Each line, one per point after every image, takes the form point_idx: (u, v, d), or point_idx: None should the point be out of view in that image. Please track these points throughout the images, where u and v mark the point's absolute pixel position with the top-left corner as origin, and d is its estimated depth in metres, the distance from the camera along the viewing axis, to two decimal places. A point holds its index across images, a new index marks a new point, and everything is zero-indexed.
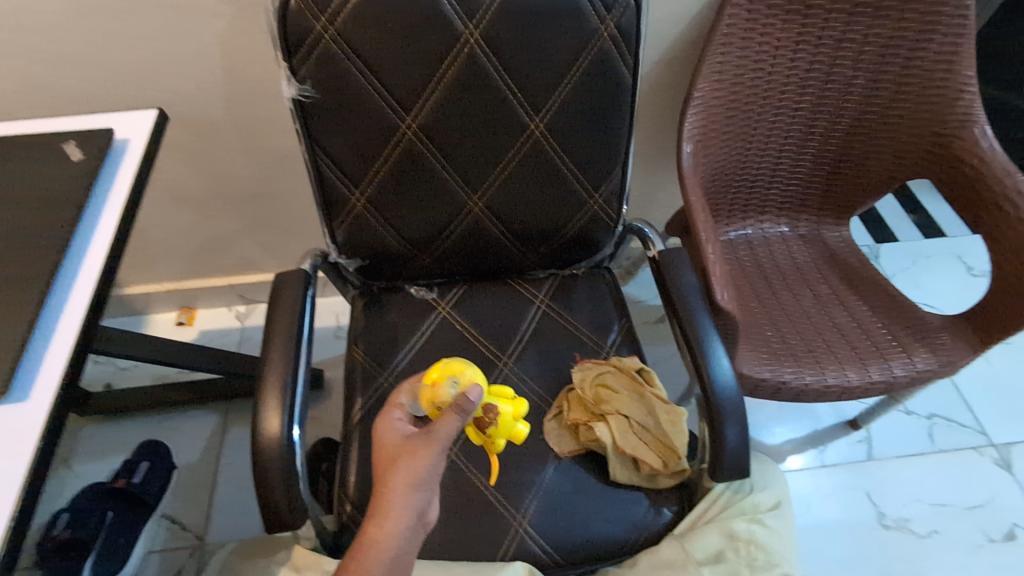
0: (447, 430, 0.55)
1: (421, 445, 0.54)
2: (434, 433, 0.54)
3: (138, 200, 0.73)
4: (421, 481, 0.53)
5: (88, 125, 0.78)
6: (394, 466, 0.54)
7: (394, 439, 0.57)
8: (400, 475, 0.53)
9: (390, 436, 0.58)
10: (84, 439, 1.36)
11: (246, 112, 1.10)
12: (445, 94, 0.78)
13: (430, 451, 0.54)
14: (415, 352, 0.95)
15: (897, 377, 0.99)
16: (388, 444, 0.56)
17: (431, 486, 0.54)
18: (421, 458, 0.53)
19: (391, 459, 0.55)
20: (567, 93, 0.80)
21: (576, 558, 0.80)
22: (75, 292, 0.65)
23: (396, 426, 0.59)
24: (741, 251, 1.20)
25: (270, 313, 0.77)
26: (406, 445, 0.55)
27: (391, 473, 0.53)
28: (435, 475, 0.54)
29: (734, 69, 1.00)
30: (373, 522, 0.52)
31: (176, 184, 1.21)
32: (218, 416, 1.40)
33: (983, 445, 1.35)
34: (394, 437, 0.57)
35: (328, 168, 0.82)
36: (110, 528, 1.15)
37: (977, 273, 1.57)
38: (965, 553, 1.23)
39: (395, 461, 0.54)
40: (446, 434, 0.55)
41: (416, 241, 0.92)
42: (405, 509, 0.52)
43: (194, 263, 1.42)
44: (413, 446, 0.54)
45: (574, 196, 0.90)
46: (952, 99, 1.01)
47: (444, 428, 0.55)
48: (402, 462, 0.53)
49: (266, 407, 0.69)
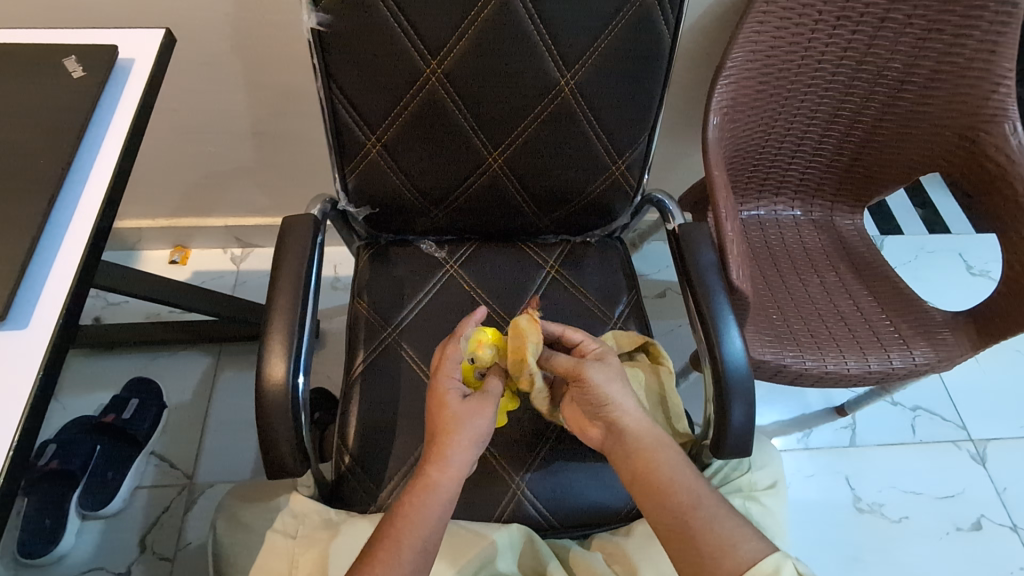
0: (495, 389, 0.71)
1: (484, 407, 0.68)
2: (492, 394, 0.69)
3: (144, 127, 0.69)
4: (479, 437, 0.67)
5: (89, 39, 0.72)
6: (458, 424, 0.66)
7: (455, 396, 0.68)
8: (465, 433, 0.66)
9: (450, 396, 0.67)
10: (71, 372, 1.33)
11: (254, 44, 1.03)
12: (473, 40, 0.73)
13: (487, 410, 0.68)
14: (420, 309, 0.93)
15: (895, 368, 1.00)
16: (450, 401, 0.67)
17: (482, 442, 0.68)
18: (483, 418, 0.67)
19: (455, 416, 0.66)
20: (600, 50, 0.76)
21: (570, 523, 0.82)
22: (77, 219, 0.62)
23: (455, 383, 0.69)
24: (753, 232, 1.19)
25: (276, 258, 0.74)
26: (466, 406, 0.67)
27: (456, 430, 0.66)
28: (487, 432, 0.68)
29: (770, 40, 0.95)
30: (436, 465, 0.65)
31: (176, 116, 1.16)
32: (210, 358, 1.38)
33: (961, 440, 1.39)
34: (455, 395, 0.68)
35: (344, 108, 0.77)
36: (97, 462, 1.19)
37: (977, 272, 1.58)
38: (933, 540, 1.28)
39: (461, 422, 0.66)
40: (495, 392, 0.70)
41: (430, 194, 0.89)
42: (462, 459, 0.66)
43: (190, 200, 1.37)
44: (476, 407, 0.67)
45: (597, 161, 0.87)
46: (987, 91, 0.97)
47: (495, 387, 0.71)
48: (468, 420, 0.67)
49: (271, 352, 0.68)
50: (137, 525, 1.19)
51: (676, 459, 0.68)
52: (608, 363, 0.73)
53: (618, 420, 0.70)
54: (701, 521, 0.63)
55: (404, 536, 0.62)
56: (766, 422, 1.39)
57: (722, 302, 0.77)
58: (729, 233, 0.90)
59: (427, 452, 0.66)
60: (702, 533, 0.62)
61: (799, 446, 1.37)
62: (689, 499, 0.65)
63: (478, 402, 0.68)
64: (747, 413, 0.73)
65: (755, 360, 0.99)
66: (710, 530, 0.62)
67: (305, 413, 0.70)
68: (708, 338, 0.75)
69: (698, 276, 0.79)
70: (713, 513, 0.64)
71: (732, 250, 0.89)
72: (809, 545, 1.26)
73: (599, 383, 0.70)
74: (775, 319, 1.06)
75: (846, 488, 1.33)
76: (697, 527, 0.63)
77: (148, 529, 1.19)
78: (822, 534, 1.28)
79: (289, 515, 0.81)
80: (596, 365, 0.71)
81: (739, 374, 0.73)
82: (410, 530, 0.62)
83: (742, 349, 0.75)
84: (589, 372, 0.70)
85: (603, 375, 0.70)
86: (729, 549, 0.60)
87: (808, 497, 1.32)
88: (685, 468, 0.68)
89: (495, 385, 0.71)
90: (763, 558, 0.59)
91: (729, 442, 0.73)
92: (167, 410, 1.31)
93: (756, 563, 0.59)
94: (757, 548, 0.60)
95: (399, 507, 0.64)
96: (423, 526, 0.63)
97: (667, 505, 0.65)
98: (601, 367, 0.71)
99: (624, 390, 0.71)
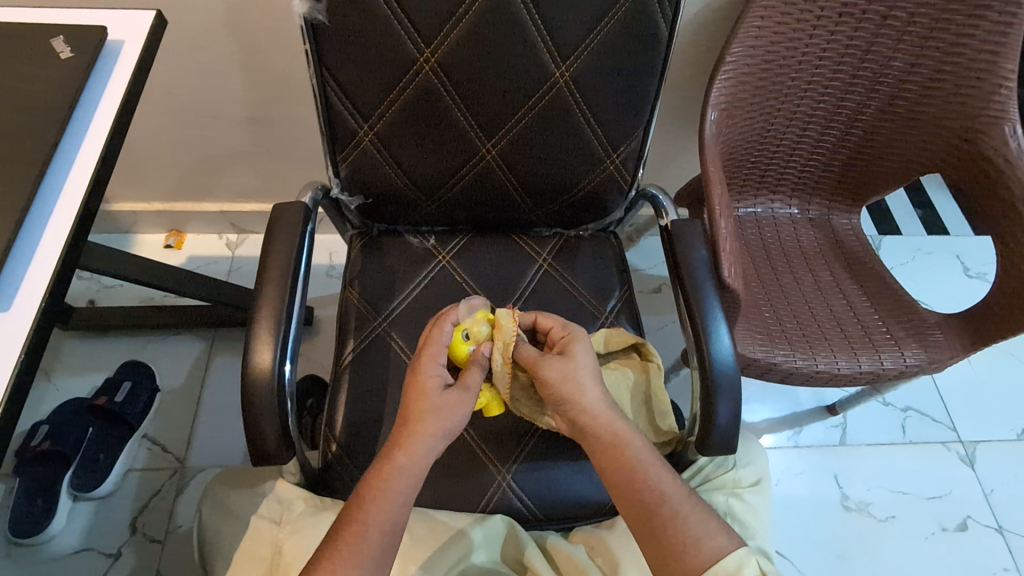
0: (474, 381, 0.69)
1: (459, 404, 0.67)
2: (468, 387, 0.68)
3: (132, 111, 0.69)
4: (448, 430, 0.67)
5: (79, 20, 0.72)
6: (433, 415, 0.66)
7: (435, 384, 0.68)
8: (436, 423, 0.66)
9: (429, 386, 0.67)
10: (65, 354, 1.34)
11: (249, 29, 1.02)
12: (468, 29, 0.73)
13: (462, 404, 0.67)
14: (411, 300, 0.93)
15: (886, 368, 1.00)
16: (430, 388, 0.67)
17: (446, 438, 0.67)
18: (457, 413, 0.67)
19: (430, 406, 0.66)
20: (596, 42, 0.75)
21: (554, 515, 0.83)
22: (62, 203, 0.62)
23: (439, 369, 0.69)
24: (749, 230, 1.18)
25: (265, 244, 0.74)
26: (444, 398, 0.67)
27: (427, 419, 0.66)
28: (455, 427, 0.67)
29: (770, 36, 0.94)
30: (399, 450, 0.65)
31: (171, 100, 1.15)
32: (204, 343, 1.39)
33: (951, 441, 1.39)
34: (436, 383, 0.68)
35: (337, 96, 0.77)
36: (90, 444, 1.19)
37: (973, 274, 1.57)
38: (918, 539, 1.29)
39: (428, 416, 0.66)
40: (474, 385, 0.69)
41: (423, 185, 0.88)
42: (423, 453, 0.65)
43: (185, 184, 1.36)
44: (452, 402, 0.67)
45: (592, 154, 0.86)
46: (987, 93, 0.96)
47: (474, 381, 0.69)
48: (443, 412, 0.66)
49: (258, 339, 0.68)
50: (128, 507, 1.20)
51: (641, 450, 0.67)
52: (569, 358, 0.70)
53: (575, 417, 0.69)
54: (659, 520, 0.62)
55: (372, 518, 0.62)
56: (757, 419, 1.39)
57: (711, 300, 0.76)
58: (723, 231, 0.89)
59: (394, 436, 0.66)
60: (664, 531, 0.62)
61: (788, 443, 1.38)
62: (655, 496, 0.64)
63: (455, 397, 0.67)
64: (733, 411, 0.73)
65: (746, 357, 0.99)
66: (671, 528, 0.62)
67: (292, 400, 0.70)
68: (697, 335, 0.75)
69: (689, 273, 0.78)
70: (677, 511, 0.63)
71: (725, 248, 0.89)
72: (795, 542, 1.28)
73: (553, 382, 0.69)
74: (768, 316, 1.06)
75: (835, 486, 1.34)
76: (660, 526, 0.62)
77: (139, 512, 1.20)
78: (810, 531, 1.29)
79: (275, 501, 0.82)
80: (553, 362, 0.70)
81: (727, 373, 0.73)
82: (377, 512, 0.63)
83: (730, 346, 0.74)
84: (545, 370, 0.70)
85: (558, 375, 0.69)
86: (690, 548, 0.60)
87: (796, 494, 1.32)
88: (650, 457, 0.67)
89: (474, 378, 0.69)
90: (728, 554, 0.59)
91: (714, 438, 0.73)
92: (160, 394, 1.32)
93: (720, 560, 0.59)
94: (720, 545, 0.60)
95: (366, 488, 0.64)
96: (391, 513, 0.63)
97: (631, 499, 0.65)
98: (557, 364, 0.70)
99: (591, 383, 0.69)
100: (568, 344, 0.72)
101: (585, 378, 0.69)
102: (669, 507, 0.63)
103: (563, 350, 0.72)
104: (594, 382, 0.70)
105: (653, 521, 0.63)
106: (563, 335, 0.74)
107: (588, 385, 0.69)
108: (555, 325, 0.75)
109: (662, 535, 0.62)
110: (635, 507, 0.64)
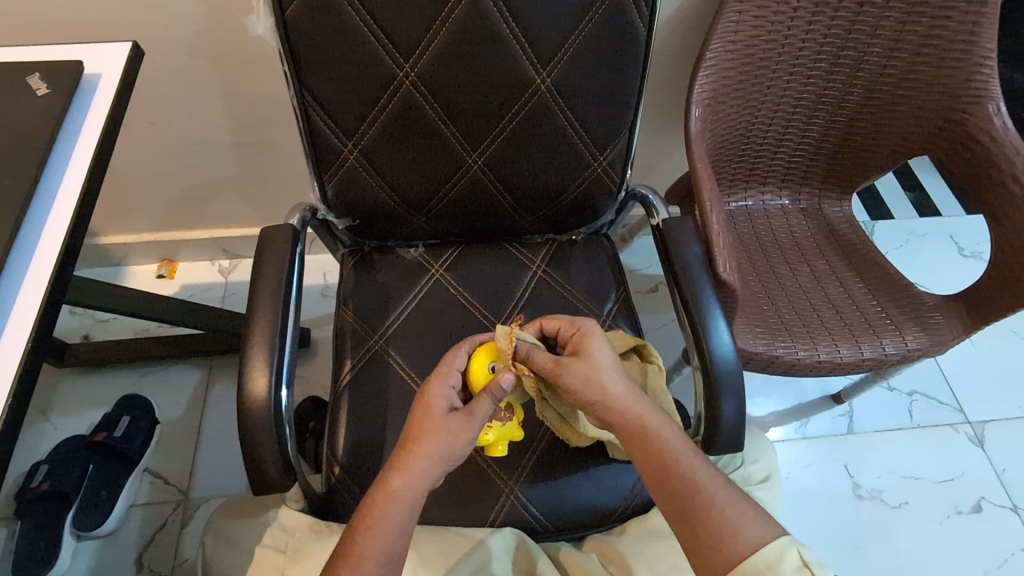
0: (484, 412, 0.65)
1: (464, 429, 0.64)
2: (474, 417, 0.65)
3: (112, 144, 0.68)
4: (451, 456, 0.64)
5: (55, 55, 0.71)
6: (434, 437, 0.64)
7: (442, 405, 0.66)
8: (437, 446, 0.64)
9: (437, 405, 0.66)
10: (61, 392, 1.32)
11: (229, 54, 1.02)
12: (447, 41, 0.72)
13: (466, 431, 0.64)
14: (407, 316, 0.92)
15: (888, 354, 1.00)
16: (435, 409, 0.66)
17: (447, 463, 0.65)
18: (460, 441, 0.64)
19: (432, 426, 0.65)
20: (574, 45, 0.75)
21: (564, 526, 0.81)
22: (43, 242, 0.61)
23: (447, 391, 0.67)
24: (741, 223, 1.18)
25: (255, 268, 0.73)
26: (448, 420, 0.65)
27: (428, 441, 0.64)
28: (459, 455, 0.65)
29: (748, 30, 0.94)
30: (395, 471, 0.63)
31: (154, 129, 1.14)
32: (202, 371, 1.37)
33: (959, 422, 1.38)
34: (443, 404, 0.66)
35: (318, 117, 0.76)
36: (91, 481, 1.17)
37: (969, 254, 1.57)
38: (934, 524, 1.27)
39: (425, 437, 0.64)
40: (482, 415, 0.65)
41: (411, 199, 0.88)
42: (422, 475, 0.63)
43: (174, 213, 1.35)
44: (454, 426, 0.64)
45: (578, 158, 0.86)
46: (968, 72, 0.96)
47: (483, 411, 0.65)
48: (444, 437, 0.64)
49: (252, 365, 0.67)
50: (133, 543, 1.19)
51: (674, 442, 0.64)
52: (586, 358, 0.67)
53: (600, 413, 0.67)
54: (702, 508, 0.60)
55: (367, 547, 0.60)
56: (763, 412, 1.39)
57: (708, 296, 0.76)
58: (715, 226, 0.89)
59: (393, 458, 0.65)
60: (702, 520, 0.59)
61: (796, 435, 1.37)
62: (689, 487, 0.61)
63: (459, 421, 0.65)
64: (738, 408, 0.72)
65: (746, 352, 0.98)
66: (710, 517, 0.59)
67: (290, 424, 0.69)
68: (695, 333, 0.75)
69: (684, 270, 0.78)
70: (713, 500, 0.60)
71: (719, 244, 0.89)
72: (811, 536, 1.26)
73: (575, 388, 0.67)
74: (766, 309, 1.05)
75: (846, 476, 1.33)
76: (698, 514, 0.60)
77: (144, 547, 1.18)
78: (824, 524, 1.27)
79: (278, 529, 0.82)
80: (570, 369, 0.67)
81: (728, 368, 0.72)
82: (379, 539, 0.61)
83: (730, 342, 0.74)
84: (563, 377, 0.67)
85: (578, 379, 0.66)
86: (729, 539, 0.57)
87: (808, 485, 1.31)
88: (683, 447, 0.64)
89: (482, 408, 0.65)
90: (767, 544, 0.57)
91: (720, 435, 0.72)
92: (160, 426, 1.30)
93: (758, 551, 0.56)
94: (759, 535, 0.57)
95: (362, 518, 0.62)
96: (380, 536, 0.61)
97: (666, 493, 0.62)
98: (576, 368, 0.67)
99: (611, 378, 0.67)
100: (580, 343, 0.69)
101: (605, 375, 0.66)
102: (709, 493, 0.61)
103: (578, 347, 0.69)
104: (615, 374, 0.67)
105: (690, 510, 0.60)
106: (574, 333, 0.71)
107: (610, 378, 0.67)
108: (563, 324, 0.72)
109: (709, 520, 0.59)
110: (671, 497, 0.62)
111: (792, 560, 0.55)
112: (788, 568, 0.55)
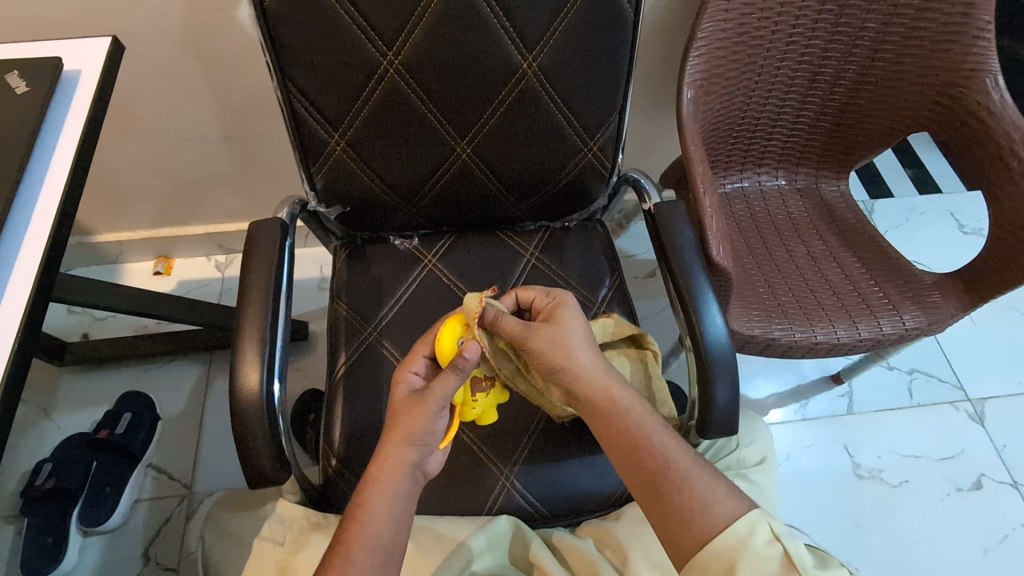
0: (444, 390, 0.63)
1: (421, 409, 0.64)
2: (432, 396, 0.63)
3: (94, 141, 0.68)
4: (421, 436, 0.64)
5: (34, 53, 0.70)
6: (400, 421, 0.65)
7: (405, 391, 0.66)
8: (406, 430, 0.64)
9: (399, 391, 0.66)
10: (63, 390, 1.33)
11: (213, 47, 1.01)
12: (429, 28, 0.71)
13: (424, 412, 0.64)
14: (400, 307, 0.92)
15: (885, 333, 0.99)
16: (398, 395, 0.66)
17: (424, 444, 0.65)
18: (422, 420, 0.64)
19: (397, 412, 0.65)
20: (560, 29, 0.73)
21: (562, 511, 0.82)
22: (28, 240, 0.61)
23: (411, 376, 0.67)
24: (737, 205, 1.17)
25: (245, 262, 0.73)
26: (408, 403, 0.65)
27: (396, 426, 0.65)
28: (433, 434, 0.65)
29: (740, 9, 0.93)
30: (377, 462, 0.64)
31: (143, 126, 1.14)
32: (202, 367, 1.38)
33: (959, 400, 1.38)
34: (406, 390, 0.66)
35: (304, 107, 0.75)
36: (95, 477, 1.19)
37: (969, 230, 1.55)
38: (933, 501, 1.28)
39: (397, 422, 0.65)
40: (441, 392, 0.63)
41: (399, 188, 0.87)
42: (401, 459, 0.64)
43: (167, 209, 1.35)
44: (413, 408, 0.64)
45: (568, 144, 0.85)
46: (964, 46, 0.95)
47: (442, 388, 0.63)
48: (408, 420, 0.64)
49: (244, 361, 0.67)
50: (138, 538, 1.20)
51: (645, 418, 0.64)
52: (557, 325, 0.67)
53: (567, 385, 0.66)
54: (675, 483, 0.60)
55: (361, 538, 0.61)
56: (762, 395, 1.39)
57: (701, 281, 0.75)
58: (708, 209, 0.88)
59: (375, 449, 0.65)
60: (673, 497, 0.59)
61: (796, 417, 1.37)
62: (661, 464, 0.61)
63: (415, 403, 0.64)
64: (731, 391, 0.72)
65: (742, 335, 0.98)
66: (681, 495, 0.59)
67: (283, 417, 0.69)
68: (688, 317, 0.74)
69: (676, 256, 0.77)
70: (686, 475, 0.60)
71: (712, 227, 0.88)
72: (811, 517, 1.27)
73: (541, 352, 0.66)
74: (763, 292, 1.05)
75: (845, 455, 1.33)
76: (669, 492, 0.59)
77: (151, 541, 1.20)
78: (823, 504, 1.28)
79: (276, 522, 0.83)
80: (539, 333, 0.66)
81: (722, 351, 0.72)
82: (360, 530, 0.61)
83: (723, 326, 0.73)
84: (532, 340, 0.66)
85: (547, 344, 0.66)
86: (700, 514, 0.57)
87: (808, 467, 1.32)
88: (654, 426, 0.64)
89: (441, 386, 0.63)
90: (737, 520, 0.56)
91: (714, 419, 0.72)
92: (162, 422, 1.31)
93: (729, 526, 0.56)
94: (731, 510, 0.57)
95: (352, 511, 0.62)
96: (371, 529, 0.61)
97: (640, 471, 0.62)
98: (545, 333, 0.66)
99: (580, 346, 0.66)
100: (554, 310, 0.69)
101: (575, 343, 0.66)
102: (680, 470, 0.60)
103: (550, 317, 0.69)
104: (586, 344, 0.67)
105: (661, 487, 0.60)
106: (550, 302, 0.70)
107: (581, 349, 0.66)
108: (538, 296, 0.71)
109: (680, 499, 0.59)
110: (639, 478, 0.62)
111: (764, 533, 0.55)
112: (759, 541, 0.55)
